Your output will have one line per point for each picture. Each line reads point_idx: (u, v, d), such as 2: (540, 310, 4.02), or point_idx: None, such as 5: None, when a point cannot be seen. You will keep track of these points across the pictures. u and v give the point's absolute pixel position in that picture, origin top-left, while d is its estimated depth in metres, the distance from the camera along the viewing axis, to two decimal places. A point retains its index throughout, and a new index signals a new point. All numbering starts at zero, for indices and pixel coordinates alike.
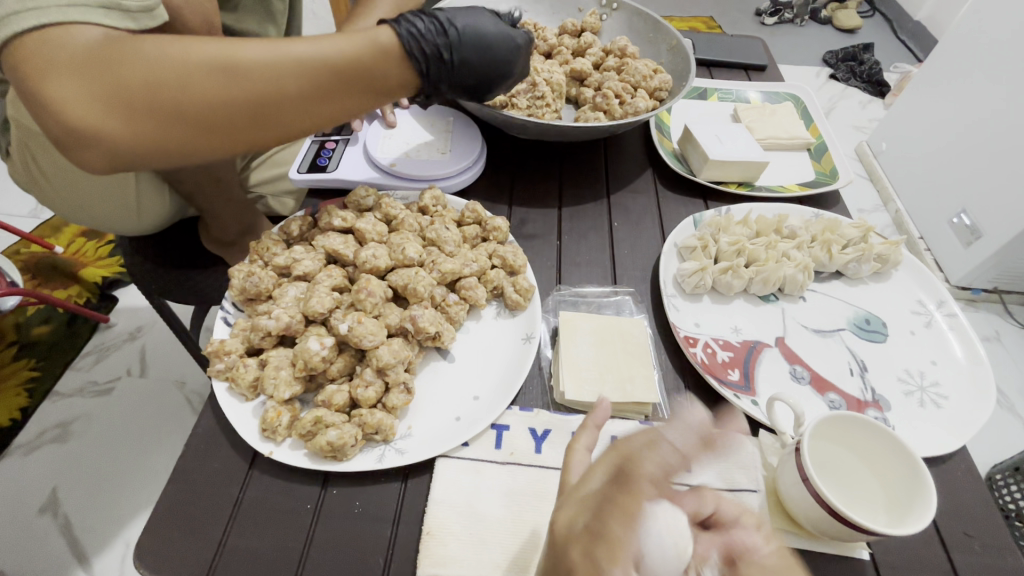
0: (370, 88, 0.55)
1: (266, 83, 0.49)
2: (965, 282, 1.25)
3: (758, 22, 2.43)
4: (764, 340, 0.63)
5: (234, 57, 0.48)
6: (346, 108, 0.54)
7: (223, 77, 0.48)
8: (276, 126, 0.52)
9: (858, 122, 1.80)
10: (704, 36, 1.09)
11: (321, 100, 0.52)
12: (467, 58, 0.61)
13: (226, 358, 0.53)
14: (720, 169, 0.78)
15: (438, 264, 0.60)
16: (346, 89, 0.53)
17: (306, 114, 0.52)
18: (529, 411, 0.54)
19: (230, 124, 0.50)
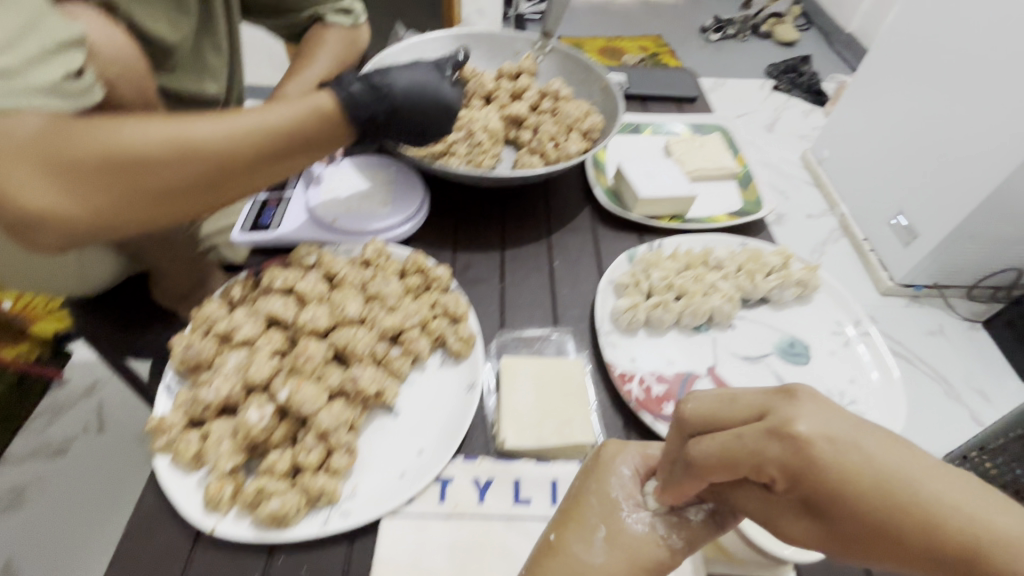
0: (312, 148, 0.61)
1: (218, 155, 0.54)
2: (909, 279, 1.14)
3: (703, 39, 2.50)
4: (696, 371, 0.67)
5: (187, 135, 0.53)
6: (295, 166, 0.61)
7: (179, 155, 0.53)
8: (228, 188, 0.57)
9: (804, 130, 1.70)
10: (638, 70, 1.15)
11: (273, 163, 0.59)
12: (401, 117, 0.67)
13: (167, 433, 0.53)
14: (650, 205, 0.83)
15: (378, 321, 0.61)
16: (294, 150, 0.59)
17: (258, 175, 0.58)
18: (472, 461, 0.56)
19: (189, 194, 0.55)
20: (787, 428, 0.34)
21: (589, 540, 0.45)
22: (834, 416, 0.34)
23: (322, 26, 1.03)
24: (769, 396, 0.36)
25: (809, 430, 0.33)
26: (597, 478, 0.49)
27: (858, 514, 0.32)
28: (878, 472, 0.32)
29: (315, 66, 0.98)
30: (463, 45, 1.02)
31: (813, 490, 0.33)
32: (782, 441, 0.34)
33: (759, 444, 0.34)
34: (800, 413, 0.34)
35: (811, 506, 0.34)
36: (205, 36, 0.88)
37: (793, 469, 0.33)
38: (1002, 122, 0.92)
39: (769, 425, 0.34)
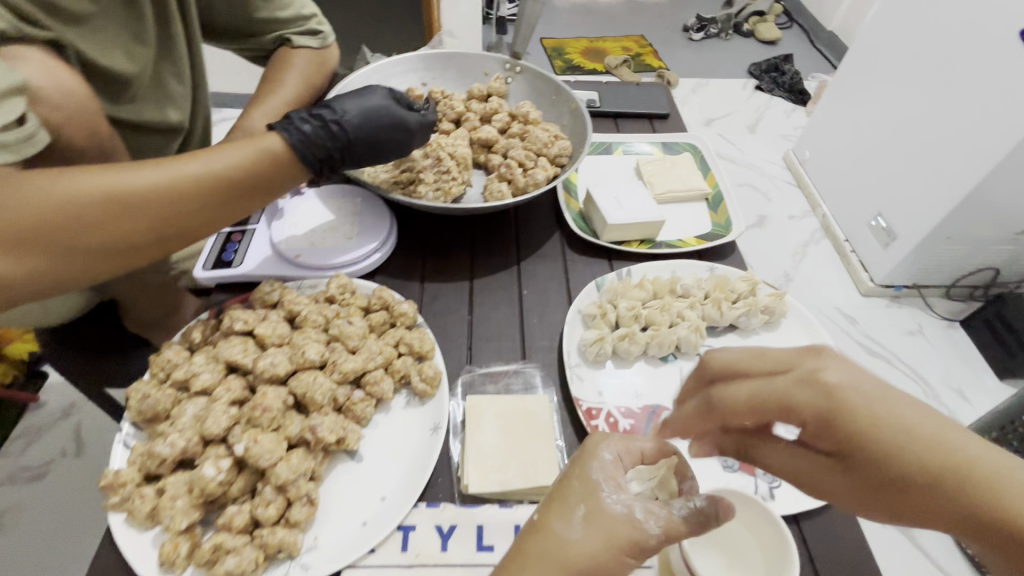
0: (263, 191, 0.61)
1: (161, 205, 0.53)
2: (888, 280, 1.17)
3: (685, 38, 2.44)
4: (663, 404, 0.67)
5: (126, 187, 0.52)
6: (245, 208, 0.60)
7: (118, 208, 0.51)
8: (174, 237, 0.56)
9: (785, 131, 1.68)
10: (610, 87, 1.14)
11: (221, 207, 0.58)
12: (357, 152, 0.67)
13: (121, 490, 0.52)
14: (620, 230, 0.82)
15: (339, 365, 0.61)
16: (242, 193, 0.58)
17: (205, 220, 0.57)
18: (436, 507, 0.56)
19: (134, 244, 0.53)
20: (818, 377, 0.40)
21: (568, 518, 0.44)
22: (867, 376, 0.40)
23: (288, 48, 1.01)
24: (798, 353, 0.42)
25: (836, 381, 0.40)
26: (580, 463, 0.47)
27: (890, 460, 0.38)
28: (923, 435, 0.38)
29: (282, 91, 0.96)
30: (431, 67, 1.01)
31: (839, 434, 0.39)
32: (812, 388, 0.40)
33: (790, 391, 0.40)
34: (831, 368, 0.40)
35: (842, 456, 0.40)
36: (166, 66, 0.85)
37: (824, 415, 0.39)
38: (969, 140, 0.92)
39: (800, 374, 0.41)
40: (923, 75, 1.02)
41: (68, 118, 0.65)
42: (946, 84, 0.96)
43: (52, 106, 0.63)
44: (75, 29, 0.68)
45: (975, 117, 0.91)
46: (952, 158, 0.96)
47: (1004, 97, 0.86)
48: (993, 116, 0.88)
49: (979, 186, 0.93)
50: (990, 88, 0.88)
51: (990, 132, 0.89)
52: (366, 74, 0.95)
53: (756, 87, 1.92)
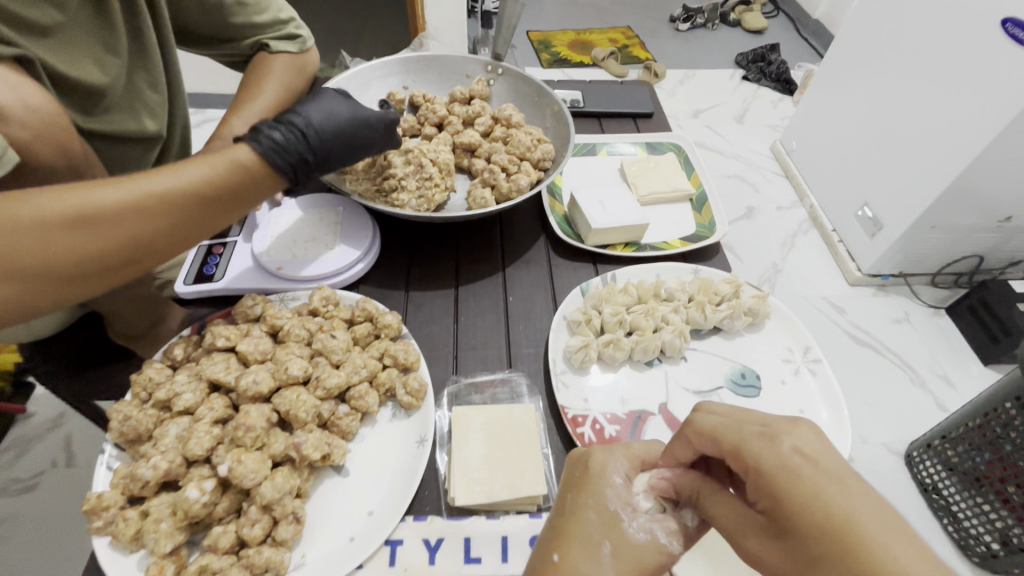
0: (237, 202, 0.60)
1: (132, 223, 0.52)
2: (876, 270, 1.18)
3: (672, 28, 2.42)
4: (648, 409, 0.67)
5: (94, 206, 0.50)
6: (217, 223, 0.60)
7: (85, 228, 0.50)
8: (147, 255, 0.55)
9: (772, 122, 1.68)
10: (593, 86, 1.13)
11: (193, 224, 0.57)
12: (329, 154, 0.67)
13: (104, 514, 0.52)
14: (605, 234, 0.82)
15: (323, 380, 0.60)
16: (215, 208, 0.58)
17: (177, 237, 0.57)
18: (423, 520, 0.56)
19: (104, 265, 0.52)
20: (774, 434, 0.42)
21: (596, 558, 0.44)
22: (827, 456, 0.39)
23: (266, 53, 0.99)
24: (779, 418, 0.44)
25: (790, 447, 0.40)
26: (590, 492, 0.48)
27: (805, 528, 0.37)
28: (847, 519, 0.36)
29: (262, 98, 0.94)
30: (412, 70, 1.00)
31: (772, 494, 0.39)
32: (766, 442, 0.41)
33: (747, 439, 0.43)
34: (791, 436, 0.41)
35: (772, 520, 0.39)
36: (140, 75, 0.84)
37: (763, 469, 0.40)
38: (950, 136, 0.93)
39: (766, 428, 0.43)
40: (905, 71, 1.02)
41: (36, 135, 0.63)
42: (927, 79, 0.97)
43: (19, 124, 0.61)
44: (42, 42, 0.68)
45: (955, 113, 0.92)
46: (934, 153, 0.96)
47: (984, 93, 0.87)
48: (973, 112, 0.88)
49: (959, 182, 0.94)
50: (970, 83, 0.89)
51: (970, 128, 0.89)
52: (346, 79, 0.93)
53: (742, 78, 1.92)
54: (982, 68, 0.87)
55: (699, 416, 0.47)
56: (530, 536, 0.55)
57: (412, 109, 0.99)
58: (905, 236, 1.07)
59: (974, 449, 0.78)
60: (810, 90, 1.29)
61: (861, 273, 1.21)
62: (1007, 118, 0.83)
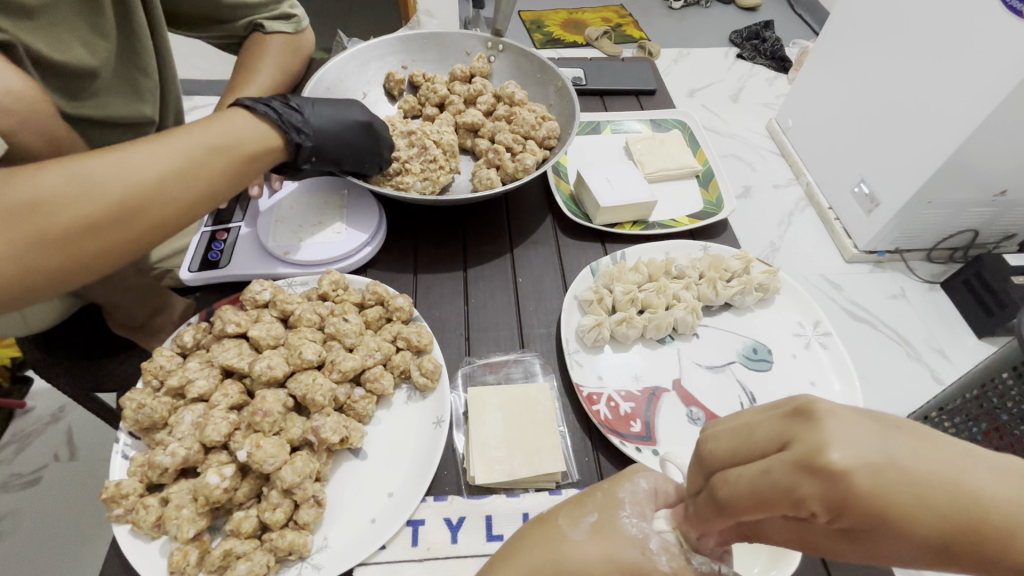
0: (236, 156, 0.58)
1: (130, 181, 0.50)
2: (871, 247, 1.18)
3: (666, 6, 2.38)
4: (662, 385, 0.67)
5: (90, 169, 0.49)
6: (211, 184, 0.56)
7: (82, 188, 0.48)
8: (151, 218, 0.52)
9: (768, 99, 1.67)
10: (594, 63, 1.12)
11: (184, 181, 0.54)
12: (320, 114, 0.69)
13: (123, 501, 0.51)
14: (612, 213, 0.81)
15: (338, 364, 0.60)
16: (205, 162, 0.55)
17: (178, 196, 0.53)
18: (443, 500, 0.56)
19: (107, 228, 0.49)
20: (819, 460, 0.28)
21: (577, 519, 0.43)
22: (869, 433, 0.29)
23: (261, 34, 0.96)
24: (787, 420, 0.31)
25: (845, 459, 0.28)
26: (612, 478, 0.46)
27: (909, 534, 0.29)
28: (940, 489, 0.28)
29: (259, 79, 0.91)
30: (410, 49, 0.97)
31: (865, 518, 0.28)
32: (816, 477, 0.28)
33: (791, 482, 0.29)
34: (842, 448, 0.28)
35: (851, 532, 0.30)
36: (129, 58, 0.81)
37: (835, 503, 0.28)
38: (949, 108, 0.92)
39: (796, 456, 0.29)
40: (901, 42, 1.00)
41: (23, 122, 0.60)
42: (922, 52, 0.96)
43: (6, 110, 0.58)
44: (28, 24, 0.66)
45: (955, 85, 0.91)
46: (932, 128, 0.96)
47: (982, 65, 0.86)
48: (972, 85, 0.88)
49: (958, 156, 0.94)
50: (968, 56, 0.88)
51: (969, 102, 0.89)
52: (344, 60, 0.91)
53: (737, 56, 1.91)
54: (980, 40, 0.86)
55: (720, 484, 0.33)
56: None
57: (411, 90, 0.97)
58: (903, 211, 1.07)
59: (971, 420, 0.83)
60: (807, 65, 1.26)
61: (858, 251, 1.20)
62: (1006, 91, 0.83)
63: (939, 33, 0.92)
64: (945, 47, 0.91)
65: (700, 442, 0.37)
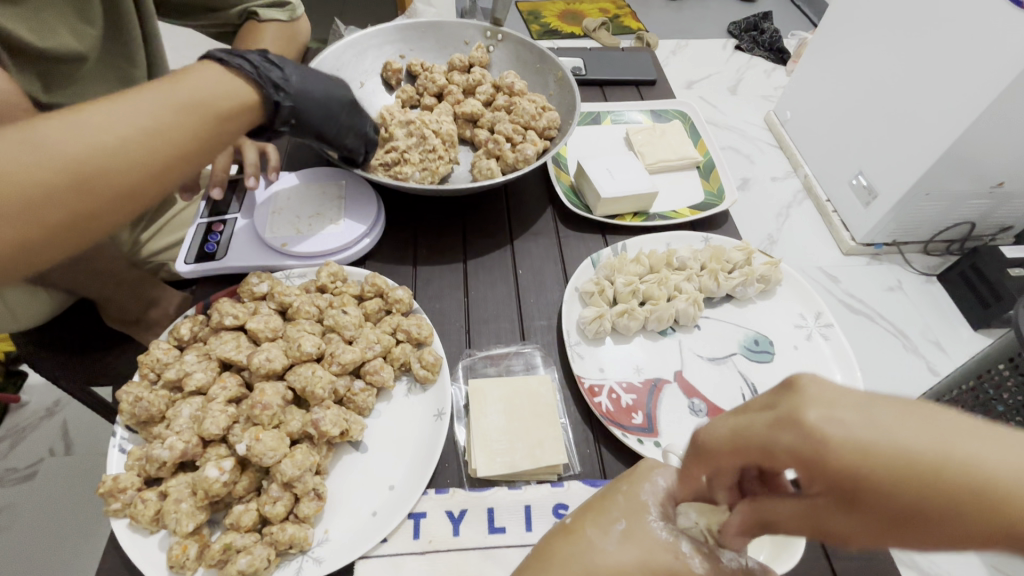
0: (206, 115, 0.51)
1: (84, 145, 0.44)
2: (868, 240, 1.18)
3: None
4: (664, 377, 0.67)
5: (37, 133, 0.43)
6: (179, 148, 0.49)
7: (29, 156, 0.42)
8: (114, 184, 0.46)
9: (767, 91, 1.66)
10: (594, 53, 1.10)
11: (150, 141, 0.47)
12: (303, 78, 0.64)
13: (121, 496, 0.51)
14: (613, 204, 0.81)
15: (337, 356, 0.59)
16: (174, 124, 0.49)
17: (143, 159, 0.47)
18: (445, 493, 0.56)
19: (63, 198, 0.44)
20: (795, 414, 0.31)
21: (606, 528, 0.42)
22: (854, 401, 0.30)
23: (255, 22, 0.94)
24: (777, 389, 0.33)
25: (817, 417, 0.30)
26: (629, 480, 0.45)
27: (892, 498, 0.28)
28: (922, 457, 0.28)
29: None
30: (408, 38, 0.96)
31: (841, 480, 0.29)
32: (790, 430, 0.30)
33: (766, 436, 0.32)
34: (822, 409, 0.30)
35: (841, 499, 0.30)
36: (116, 45, 0.79)
37: (807, 457, 0.30)
38: (948, 98, 0.91)
39: (778, 414, 0.32)
40: (900, 31, 0.99)
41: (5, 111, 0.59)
42: (920, 42, 0.95)
43: None
44: (9, 9, 0.64)
45: (954, 75, 0.90)
46: (931, 118, 0.95)
47: (982, 55, 0.85)
48: (971, 75, 0.87)
49: (957, 148, 0.93)
50: (968, 46, 0.87)
51: (969, 92, 0.88)
52: (340, 49, 0.90)
53: (735, 48, 1.89)
54: (980, 30, 0.85)
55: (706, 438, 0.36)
56: (555, 503, 0.55)
57: (409, 79, 0.96)
58: (901, 202, 1.06)
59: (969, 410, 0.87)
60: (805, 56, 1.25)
61: (855, 243, 1.20)
62: (1006, 82, 0.82)
63: (938, 23, 0.91)
64: (943, 38, 0.90)
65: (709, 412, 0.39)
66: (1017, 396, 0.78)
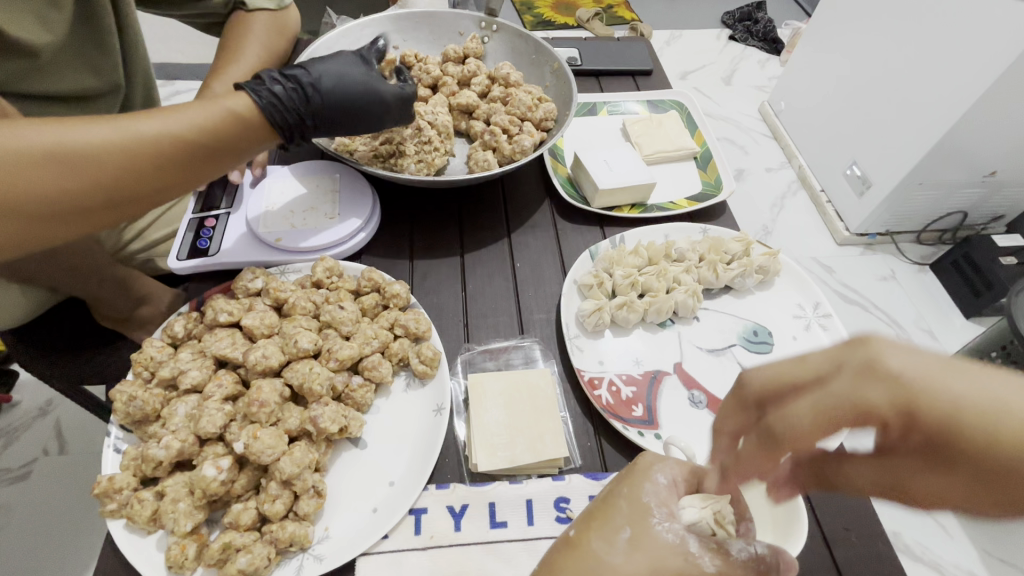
0: (232, 152, 0.55)
1: (123, 172, 0.48)
2: (863, 230, 1.18)
3: None
4: (663, 369, 0.67)
5: (72, 145, 0.46)
6: (202, 177, 0.55)
7: (73, 170, 0.46)
8: (139, 202, 0.52)
9: (760, 81, 1.66)
10: (589, 43, 1.09)
11: (180, 175, 0.52)
12: (334, 121, 0.62)
13: (117, 496, 0.50)
14: (610, 196, 0.80)
15: (334, 352, 0.58)
16: (203, 164, 0.53)
17: (169, 186, 0.53)
18: (446, 488, 0.56)
19: (94, 211, 0.49)
20: (871, 365, 0.33)
21: (611, 539, 0.40)
22: (919, 352, 0.33)
23: (244, 12, 0.93)
24: (841, 347, 0.36)
25: (900, 368, 0.33)
26: (629, 482, 0.44)
27: (986, 456, 0.30)
28: (1001, 408, 0.30)
29: (243, 59, 0.87)
30: (401, 29, 0.94)
31: (932, 430, 0.31)
32: (868, 380, 0.33)
33: (852, 392, 0.34)
34: (888, 354, 0.33)
35: (922, 454, 0.33)
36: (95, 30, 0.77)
37: (892, 405, 0.32)
38: (941, 87, 0.91)
39: (853, 367, 0.34)
40: (895, 21, 0.99)
41: None
42: (914, 31, 0.95)
43: None
44: None
45: (947, 64, 0.90)
46: (924, 107, 0.95)
47: (976, 43, 0.85)
48: (965, 63, 0.87)
49: (951, 137, 0.93)
50: (960, 34, 0.87)
51: (961, 80, 0.88)
52: (330, 40, 0.88)
53: (729, 38, 1.88)
54: (974, 18, 0.85)
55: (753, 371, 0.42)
56: (556, 496, 0.55)
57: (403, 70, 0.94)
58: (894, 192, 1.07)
59: None
60: (798, 47, 1.25)
61: (850, 233, 1.20)
62: (1000, 69, 0.82)
63: (930, 11, 0.91)
64: (938, 24, 0.90)
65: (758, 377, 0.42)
66: None
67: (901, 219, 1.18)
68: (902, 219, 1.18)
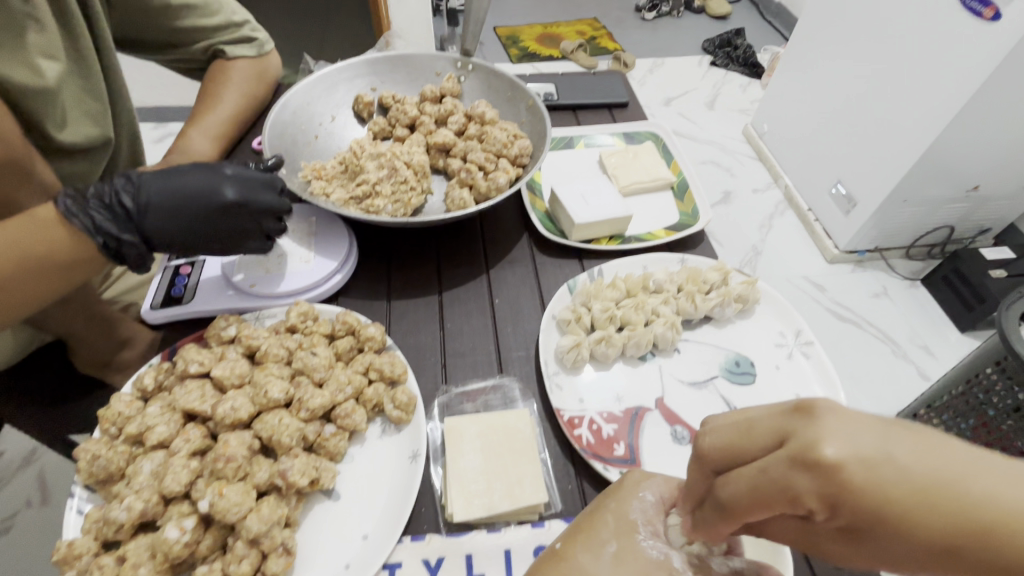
0: (63, 262, 0.58)
1: None
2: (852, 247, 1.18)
3: (638, 18, 2.38)
4: (645, 405, 0.65)
5: None
6: (46, 287, 0.58)
7: None
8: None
9: (743, 106, 1.69)
10: (566, 78, 1.11)
11: (18, 288, 0.56)
12: (164, 233, 0.61)
13: (77, 562, 0.48)
14: (588, 229, 0.80)
15: (305, 401, 0.57)
16: (37, 275, 0.57)
17: (13, 299, 0.57)
18: (421, 540, 0.54)
19: None
20: (810, 454, 0.28)
21: (598, 551, 0.43)
22: (865, 430, 0.28)
23: (224, 60, 0.94)
24: (785, 416, 0.31)
25: (838, 453, 0.28)
26: (617, 498, 0.47)
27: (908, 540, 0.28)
28: (927, 494, 0.27)
29: (223, 106, 0.89)
30: (380, 71, 0.96)
31: (860, 516, 0.28)
32: (810, 472, 0.28)
33: (785, 476, 0.29)
34: (832, 436, 0.28)
35: (856, 533, 0.30)
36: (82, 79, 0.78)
37: (829, 497, 0.28)
38: (917, 108, 0.93)
39: (791, 452, 0.29)
40: (869, 47, 1.01)
41: None
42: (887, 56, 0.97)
43: None
44: None
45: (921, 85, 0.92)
46: (903, 127, 0.97)
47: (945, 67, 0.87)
48: (937, 83, 0.89)
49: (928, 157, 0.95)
50: (931, 59, 0.89)
51: (935, 102, 0.90)
52: (311, 84, 0.89)
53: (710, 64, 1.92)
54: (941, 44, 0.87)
55: (705, 439, 0.36)
56: (535, 546, 0.53)
57: (381, 111, 0.96)
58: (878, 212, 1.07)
59: (958, 415, 0.87)
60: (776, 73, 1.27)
61: (839, 251, 1.20)
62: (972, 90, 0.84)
63: (900, 37, 0.94)
64: (909, 48, 0.92)
65: (700, 437, 0.37)
66: (1005, 400, 0.78)
67: (885, 238, 1.18)
68: (885, 238, 1.18)
